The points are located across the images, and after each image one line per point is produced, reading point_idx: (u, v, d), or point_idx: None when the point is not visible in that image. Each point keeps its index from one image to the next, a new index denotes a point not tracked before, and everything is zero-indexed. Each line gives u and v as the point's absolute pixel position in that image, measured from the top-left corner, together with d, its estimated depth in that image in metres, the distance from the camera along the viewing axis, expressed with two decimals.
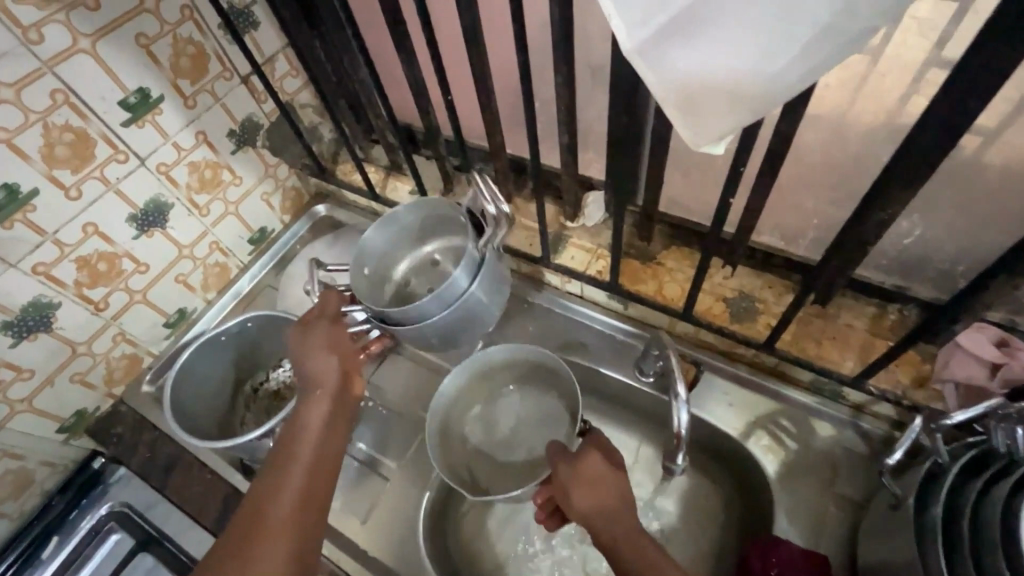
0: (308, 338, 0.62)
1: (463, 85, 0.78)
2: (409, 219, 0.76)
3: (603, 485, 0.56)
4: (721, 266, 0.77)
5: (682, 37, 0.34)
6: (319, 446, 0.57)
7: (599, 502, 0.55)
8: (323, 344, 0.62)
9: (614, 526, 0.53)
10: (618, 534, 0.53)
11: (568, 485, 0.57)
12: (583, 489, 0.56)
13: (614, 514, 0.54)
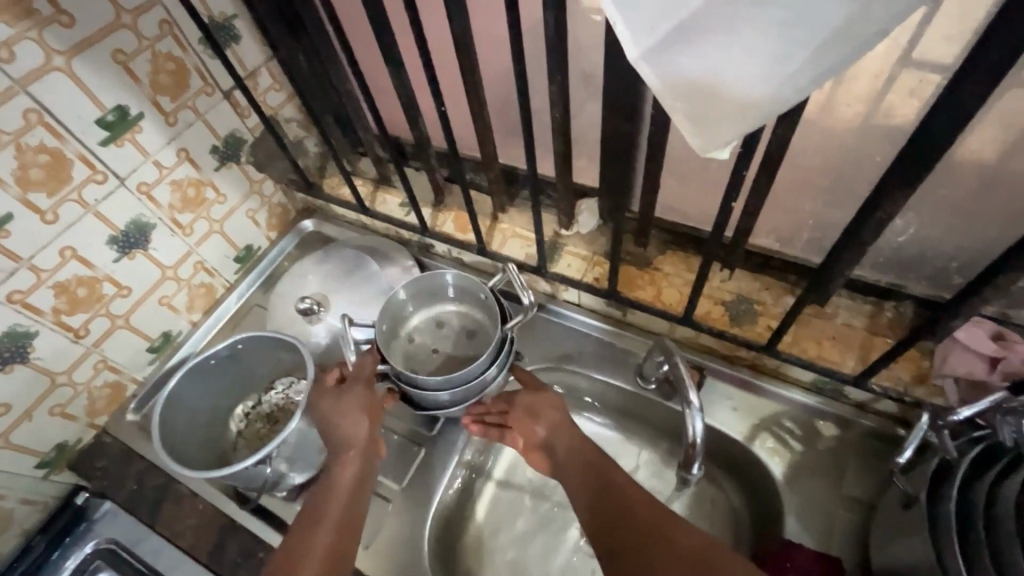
0: (342, 400, 0.65)
1: (453, 95, 0.78)
2: (447, 281, 0.77)
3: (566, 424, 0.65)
4: (718, 270, 0.77)
5: (690, 43, 0.34)
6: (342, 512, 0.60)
7: (559, 431, 0.64)
8: (357, 408, 0.64)
9: (574, 450, 0.64)
10: (581, 461, 0.63)
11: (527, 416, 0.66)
12: (548, 415, 0.66)
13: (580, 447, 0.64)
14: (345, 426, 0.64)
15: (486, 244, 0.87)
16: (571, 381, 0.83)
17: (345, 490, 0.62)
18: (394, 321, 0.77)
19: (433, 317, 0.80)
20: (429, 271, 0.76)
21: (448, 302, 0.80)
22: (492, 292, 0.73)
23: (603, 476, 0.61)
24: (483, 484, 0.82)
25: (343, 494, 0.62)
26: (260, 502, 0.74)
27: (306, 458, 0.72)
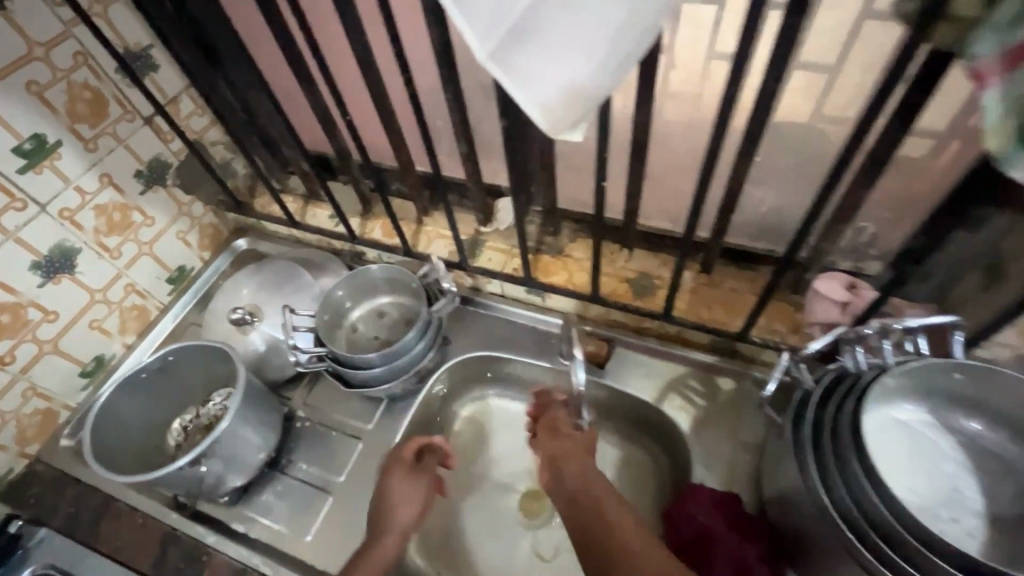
0: (414, 485, 0.68)
1: (366, 110, 0.84)
2: (376, 275, 0.83)
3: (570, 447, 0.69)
4: (622, 251, 0.84)
5: (522, 44, 0.41)
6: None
7: (565, 456, 0.68)
8: (419, 498, 0.68)
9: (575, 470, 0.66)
10: (578, 481, 0.65)
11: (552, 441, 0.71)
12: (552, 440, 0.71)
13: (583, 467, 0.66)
14: (404, 509, 0.66)
15: (412, 246, 0.93)
16: (500, 367, 0.87)
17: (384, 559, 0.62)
18: (334, 315, 0.83)
19: (371, 308, 0.86)
20: (357, 268, 0.82)
21: (383, 293, 0.86)
22: (422, 285, 0.80)
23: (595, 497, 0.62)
24: None
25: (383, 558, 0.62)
26: (198, 508, 0.77)
27: (244, 460, 0.73)
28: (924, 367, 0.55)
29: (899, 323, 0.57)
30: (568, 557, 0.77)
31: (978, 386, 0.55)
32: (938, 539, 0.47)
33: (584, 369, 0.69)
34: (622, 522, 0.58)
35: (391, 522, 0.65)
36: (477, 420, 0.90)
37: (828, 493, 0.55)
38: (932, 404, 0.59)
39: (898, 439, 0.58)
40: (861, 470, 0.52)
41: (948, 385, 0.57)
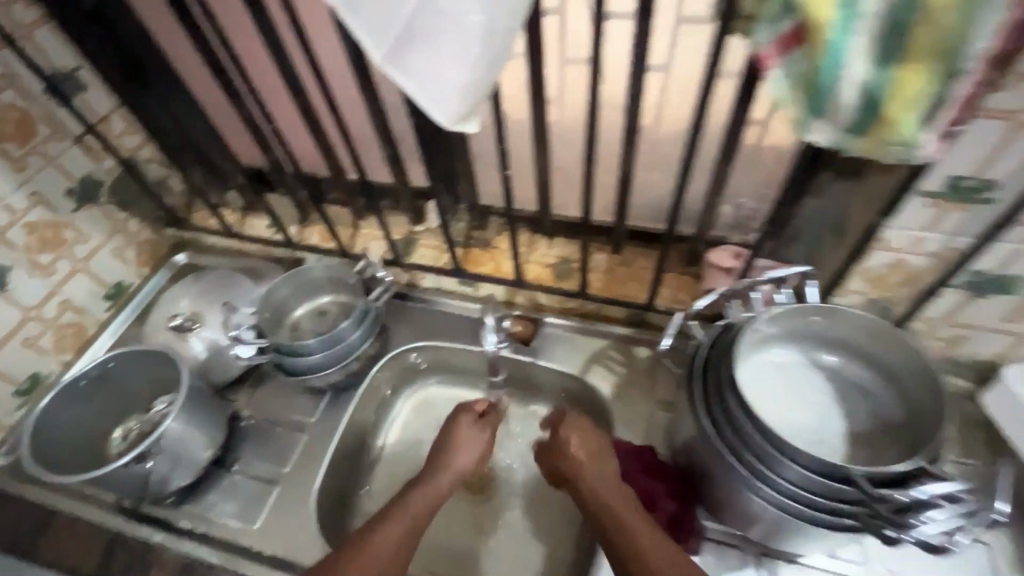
0: (475, 436, 0.72)
1: (297, 122, 0.89)
2: (315, 274, 0.87)
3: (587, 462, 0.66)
4: (543, 240, 0.92)
5: (409, 48, 0.49)
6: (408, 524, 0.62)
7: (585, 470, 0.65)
8: (477, 448, 0.72)
9: (590, 486, 0.64)
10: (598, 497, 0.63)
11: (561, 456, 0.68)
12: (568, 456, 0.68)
13: (599, 483, 0.64)
14: (463, 447, 0.71)
15: (348, 248, 0.98)
16: (438, 355, 0.92)
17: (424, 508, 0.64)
18: (274, 313, 0.87)
19: (312, 307, 0.90)
20: (295, 267, 0.86)
21: (323, 292, 0.90)
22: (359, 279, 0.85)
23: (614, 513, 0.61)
24: (369, 461, 0.89)
25: (418, 508, 0.64)
26: (141, 508, 0.78)
27: (189, 458, 0.76)
28: (785, 312, 0.64)
29: (762, 277, 0.66)
30: (506, 526, 0.82)
31: (831, 325, 0.64)
32: (798, 453, 0.56)
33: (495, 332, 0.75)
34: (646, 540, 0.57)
35: (451, 460, 0.69)
36: (421, 408, 0.94)
37: (716, 431, 0.62)
38: (802, 346, 0.68)
39: (773, 378, 0.67)
40: (738, 407, 0.60)
41: (809, 327, 0.66)
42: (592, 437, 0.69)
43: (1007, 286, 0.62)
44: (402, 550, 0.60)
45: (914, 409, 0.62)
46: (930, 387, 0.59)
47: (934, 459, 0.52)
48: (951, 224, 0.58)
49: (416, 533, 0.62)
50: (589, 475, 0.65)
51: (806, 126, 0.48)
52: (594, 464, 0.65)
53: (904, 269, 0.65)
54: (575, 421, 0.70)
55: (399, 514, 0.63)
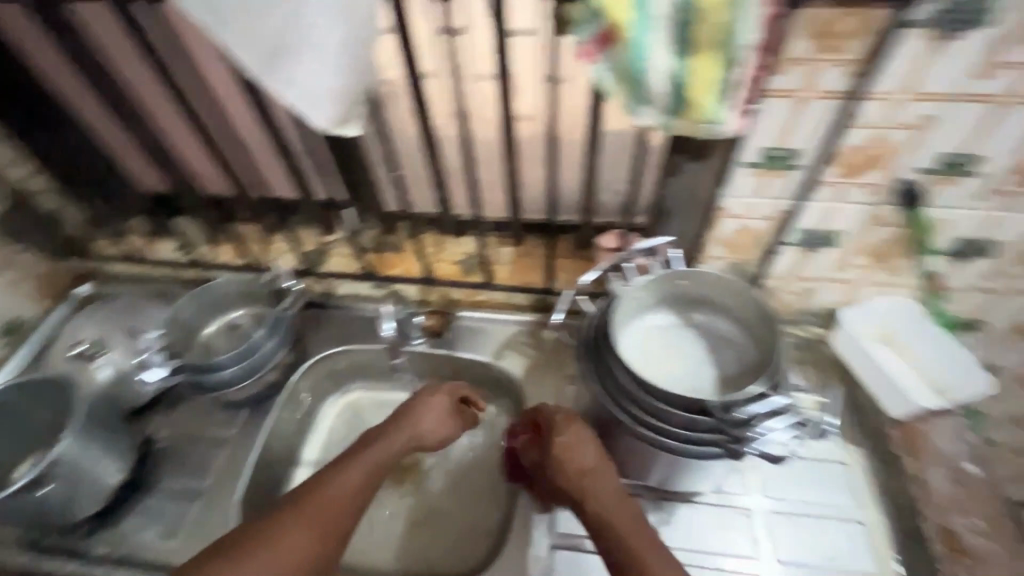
0: (445, 418, 0.77)
1: (195, 142, 0.91)
2: (223, 290, 0.88)
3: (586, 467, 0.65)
4: (452, 239, 0.97)
5: (277, 60, 0.53)
6: (372, 465, 0.69)
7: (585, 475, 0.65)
8: (448, 427, 0.77)
9: (598, 510, 0.62)
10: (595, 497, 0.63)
11: (566, 476, 0.66)
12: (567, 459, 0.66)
13: (611, 507, 0.62)
14: (429, 420, 0.76)
15: (260, 263, 0.99)
16: (358, 358, 0.95)
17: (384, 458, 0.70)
18: (183, 333, 0.87)
19: (223, 324, 0.90)
20: (202, 285, 0.86)
21: (233, 308, 0.91)
22: (266, 288, 0.87)
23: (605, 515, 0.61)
24: (295, 469, 0.90)
25: (376, 459, 0.70)
26: (55, 541, 0.77)
27: (91, 486, 0.74)
28: (653, 279, 0.73)
29: (634, 247, 0.74)
30: (432, 511, 0.86)
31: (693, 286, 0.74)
32: (667, 391, 0.61)
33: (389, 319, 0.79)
34: (638, 539, 0.58)
35: (415, 429, 0.74)
36: (345, 412, 0.96)
37: (602, 388, 0.68)
38: (676, 309, 0.77)
39: (652, 339, 0.76)
40: (616, 361, 0.67)
41: (677, 290, 0.75)
42: (598, 455, 0.67)
43: (831, 240, 0.74)
44: (361, 492, 0.67)
45: (765, 349, 0.72)
46: (773, 326, 0.70)
47: (774, 383, 0.63)
48: (775, 190, 0.69)
49: (373, 480, 0.69)
50: (598, 497, 0.63)
51: (637, 111, 0.57)
52: (603, 487, 0.64)
53: (749, 233, 0.75)
54: (582, 438, 0.68)
55: (360, 460, 0.69)
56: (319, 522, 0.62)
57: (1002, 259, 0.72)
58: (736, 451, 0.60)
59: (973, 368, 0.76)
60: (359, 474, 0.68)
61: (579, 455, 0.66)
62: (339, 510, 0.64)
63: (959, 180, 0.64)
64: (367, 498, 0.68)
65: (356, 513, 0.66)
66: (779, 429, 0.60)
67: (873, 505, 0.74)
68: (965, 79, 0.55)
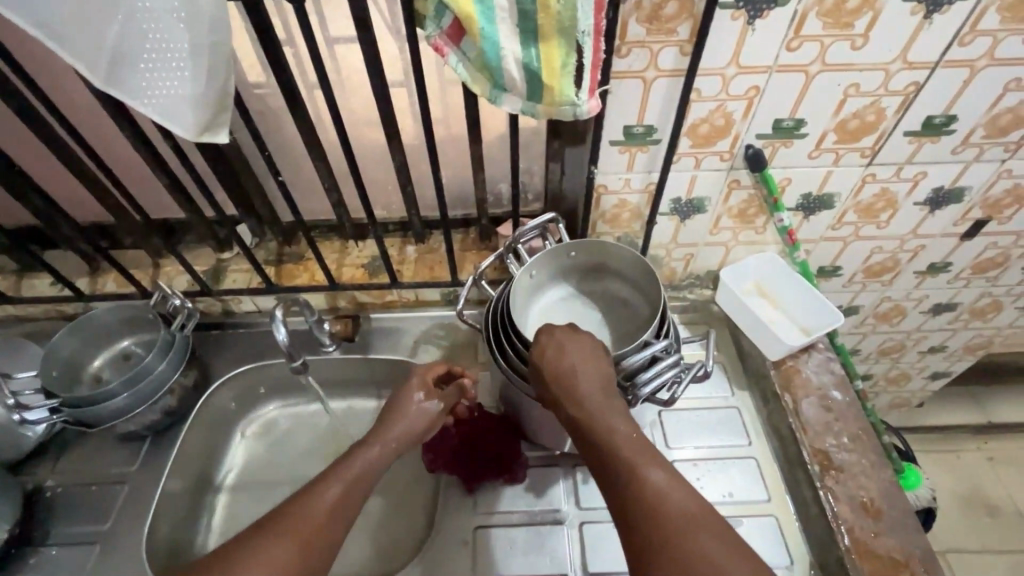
0: (426, 407, 0.71)
1: (59, 165, 0.85)
2: (106, 321, 0.83)
3: (582, 369, 0.59)
4: (354, 243, 0.96)
5: (124, 70, 0.52)
6: (355, 474, 0.62)
7: (581, 373, 0.58)
8: (429, 414, 0.71)
9: (579, 416, 0.57)
10: (591, 398, 0.57)
11: (552, 381, 0.59)
12: (561, 357, 0.59)
13: (593, 411, 0.56)
14: (413, 411, 0.70)
15: (149, 289, 0.93)
16: (268, 374, 0.92)
17: (371, 467, 0.64)
18: (65, 371, 0.81)
19: (112, 355, 0.85)
20: (81, 318, 0.80)
21: (122, 338, 0.86)
22: (155, 312, 0.82)
23: (595, 419, 0.56)
24: (213, 496, 0.86)
25: (363, 470, 0.63)
26: None
27: None
28: (545, 256, 0.76)
29: (526, 227, 0.75)
30: (359, 516, 0.84)
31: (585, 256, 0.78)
32: None
33: (285, 328, 0.77)
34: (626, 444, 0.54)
35: (396, 427, 0.68)
36: (262, 431, 0.94)
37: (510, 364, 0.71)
38: (573, 282, 0.82)
39: (552, 314, 0.80)
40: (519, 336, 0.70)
41: (571, 263, 0.80)
42: (592, 352, 0.60)
43: (700, 206, 0.81)
44: (348, 505, 0.60)
45: (655, 305, 0.77)
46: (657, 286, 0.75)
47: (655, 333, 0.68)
48: (641, 163, 0.75)
49: (361, 486, 0.62)
50: (577, 402, 0.57)
51: (499, 99, 0.60)
52: (591, 389, 0.58)
53: (627, 206, 0.81)
54: (566, 337, 0.61)
55: (342, 471, 0.62)
56: (305, 530, 0.56)
57: (840, 208, 0.82)
58: (629, 394, 0.65)
59: (829, 307, 0.84)
60: (340, 485, 0.60)
61: (578, 358, 0.59)
62: (325, 520, 0.57)
63: (792, 142, 0.73)
64: (354, 512, 0.61)
65: (344, 529, 0.59)
66: (664, 368, 0.64)
67: (761, 441, 0.82)
68: (777, 51, 0.63)
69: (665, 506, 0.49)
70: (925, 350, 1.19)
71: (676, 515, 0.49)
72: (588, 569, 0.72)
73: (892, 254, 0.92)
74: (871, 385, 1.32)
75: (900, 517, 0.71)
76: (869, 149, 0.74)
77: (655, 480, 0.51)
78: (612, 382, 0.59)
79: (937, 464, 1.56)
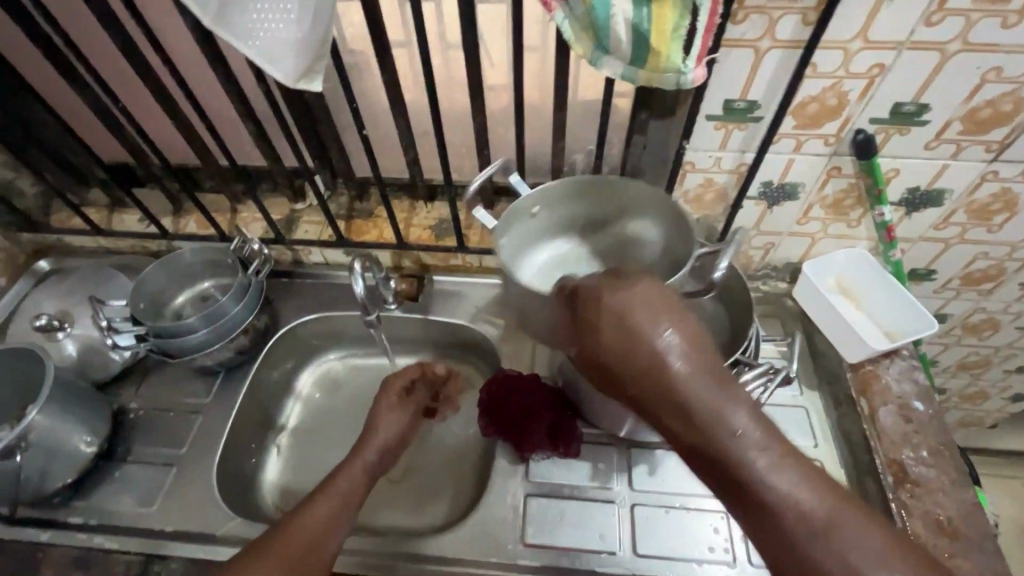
0: (394, 416, 0.75)
1: (153, 105, 0.87)
2: (189, 261, 0.86)
3: (674, 347, 0.44)
4: (423, 205, 0.96)
5: (234, 10, 0.52)
6: (343, 492, 0.65)
7: (674, 356, 0.43)
8: (399, 424, 0.75)
9: (677, 415, 0.43)
10: (694, 387, 0.43)
11: (628, 372, 0.45)
12: (639, 342, 0.44)
13: (697, 404, 0.42)
14: (387, 423, 0.73)
15: (227, 233, 0.97)
16: (333, 324, 0.95)
17: (361, 476, 0.68)
18: (151, 304, 0.86)
19: (193, 294, 0.89)
20: (167, 256, 0.84)
21: (203, 278, 0.90)
22: (233, 257, 0.85)
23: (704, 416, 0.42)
24: (277, 435, 0.91)
25: (354, 483, 0.67)
26: (27, 513, 0.75)
27: (68, 457, 0.74)
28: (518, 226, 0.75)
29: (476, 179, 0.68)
30: (414, 470, 0.87)
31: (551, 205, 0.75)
32: None
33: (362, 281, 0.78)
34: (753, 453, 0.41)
35: (376, 439, 0.71)
36: (325, 377, 0.97)
37: None
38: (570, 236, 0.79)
39: None
40: None
41: None
42: (675, 313, 0.45)
43: (792, 193, 0.76)
44: (338, 519, 0.63)
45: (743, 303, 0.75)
46: (685, 236, 0.69)
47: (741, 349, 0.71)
48: (736, 141, 0.70)
49: (355, 497, 0.66)
50: (673, 397, 0.43)
51: (600, 62, 0.57)
52: (692, 374, 0.43)
53: (713, 186, 0.77)
54: (640, 304, 0.45)
55: (329, 488, 0.65)
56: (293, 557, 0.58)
57: (949, 207, 0.76)
58: None
59: (921, 312, 0.78)
60: (327, 504, 0.63)
61: (662, 334, 0.44)
62: (316, 539, 0.60)
63: (909, 129, 0.66)
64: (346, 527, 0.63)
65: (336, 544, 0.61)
66: (751, 379, 0.65)
67: (828, 444, 0.79)
68: (914, 24, 0.57)
69: (826, 538, 0.38)
70: (1013, 369, 1.10)
71: (851, 563, 0.37)
72: (637, 550, 0.71)
73: (998, 262, 0.84)
74: (942, 400, 1.24)
75: (980, 540, 0.67)
76: (997, 143, 0.67)
77: (816, 511, 0.39)
78: (711, 349, 0.44)
79: (1001, 489, 1.48)
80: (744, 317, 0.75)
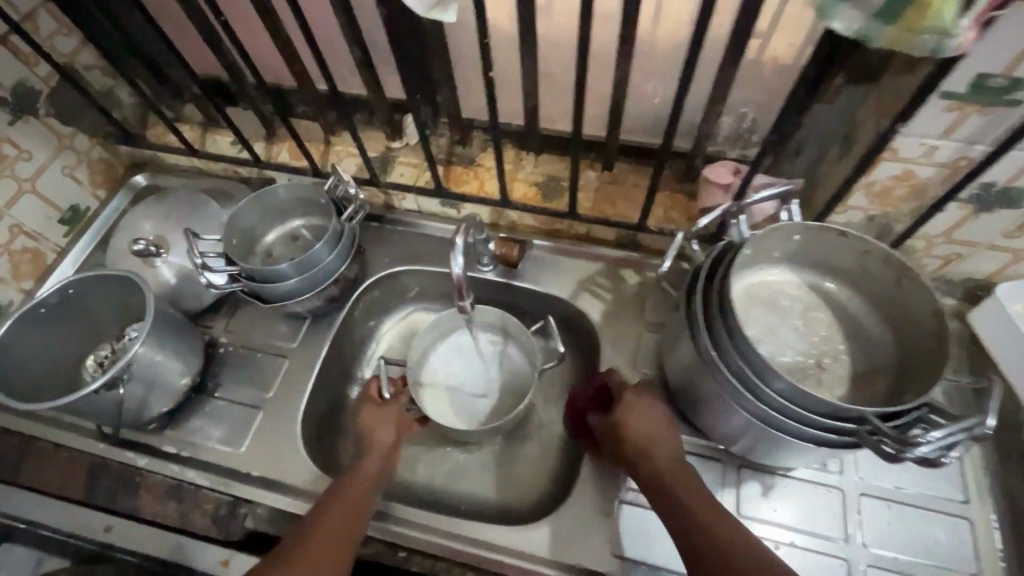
0: (376, 414, 0.68)
1: (251, 17, 0.79)
2: (284, 197, 0.81)
3: (663, 436, 0.59)
4: (529, 157, 0.86)
5: None
6: (353, 499, 0.60)
7: (662, 441, 0.59)
8: (389, 420, 0.68)
9: (659, 479, 0.57)
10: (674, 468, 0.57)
11: (631, 447, 0.60)
12: (640, 421, 0.60)
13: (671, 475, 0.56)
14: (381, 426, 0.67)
15: (319, 167, 0.90)
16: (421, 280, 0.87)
17: (366, 483, 0.62)
18: (245, 240, 0.82)
19: (285, 232, 0.85)
20: (259, 190, 0.79)
21: (295, 216, 0.85)
22: (328, 198, 0.78)
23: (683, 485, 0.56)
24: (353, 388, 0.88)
25: (357, 491, 0.61)
26: (124, 435, 0.77)
27: (165, 386, 0.74)
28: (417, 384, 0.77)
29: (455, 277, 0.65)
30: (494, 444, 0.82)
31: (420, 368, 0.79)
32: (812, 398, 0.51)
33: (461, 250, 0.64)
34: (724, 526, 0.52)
35: (371, 441, 0.66)
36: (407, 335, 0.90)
37: (719, 357, 0.56)
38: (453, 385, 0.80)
39: (763, 297, 0.66)
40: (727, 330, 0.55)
41: (799, 246, 0.63)
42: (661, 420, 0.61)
43: (1017, 200, 0.59)
44: (349, 521, 0.58)
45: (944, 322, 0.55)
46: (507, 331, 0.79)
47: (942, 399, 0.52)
48: (968, 129, 0.54)
49: (359, 511, 0.59)
50: (658, 466, 0.57)
51: (832, 11, 0.43)
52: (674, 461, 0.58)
53: (909, 180, 0.61)
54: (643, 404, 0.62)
55: (340, 496, 0.60)
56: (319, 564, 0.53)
57: None
58: (893, 447, 0.48)
59: None
60: (337, 511, 0.58)
61: (656, 422, 0.60)
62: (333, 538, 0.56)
63: None
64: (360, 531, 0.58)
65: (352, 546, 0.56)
66: (946, 438, 0.47)
67: (982, 500, 0.67)
68: None
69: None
70: None
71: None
72: None
73: None
74: None
75: None
76: None
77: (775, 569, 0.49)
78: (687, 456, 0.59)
79: None
80: (928, 350, 0.58)
